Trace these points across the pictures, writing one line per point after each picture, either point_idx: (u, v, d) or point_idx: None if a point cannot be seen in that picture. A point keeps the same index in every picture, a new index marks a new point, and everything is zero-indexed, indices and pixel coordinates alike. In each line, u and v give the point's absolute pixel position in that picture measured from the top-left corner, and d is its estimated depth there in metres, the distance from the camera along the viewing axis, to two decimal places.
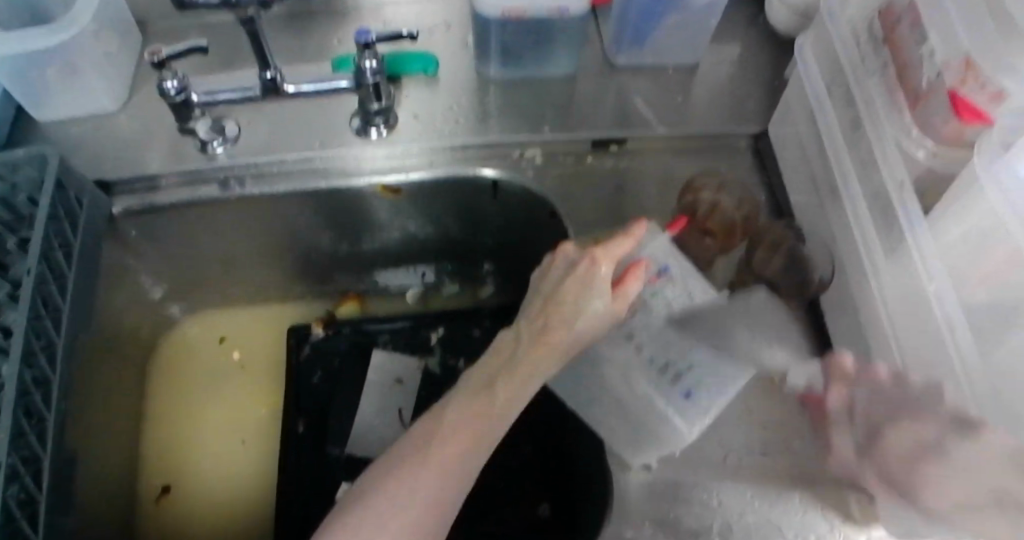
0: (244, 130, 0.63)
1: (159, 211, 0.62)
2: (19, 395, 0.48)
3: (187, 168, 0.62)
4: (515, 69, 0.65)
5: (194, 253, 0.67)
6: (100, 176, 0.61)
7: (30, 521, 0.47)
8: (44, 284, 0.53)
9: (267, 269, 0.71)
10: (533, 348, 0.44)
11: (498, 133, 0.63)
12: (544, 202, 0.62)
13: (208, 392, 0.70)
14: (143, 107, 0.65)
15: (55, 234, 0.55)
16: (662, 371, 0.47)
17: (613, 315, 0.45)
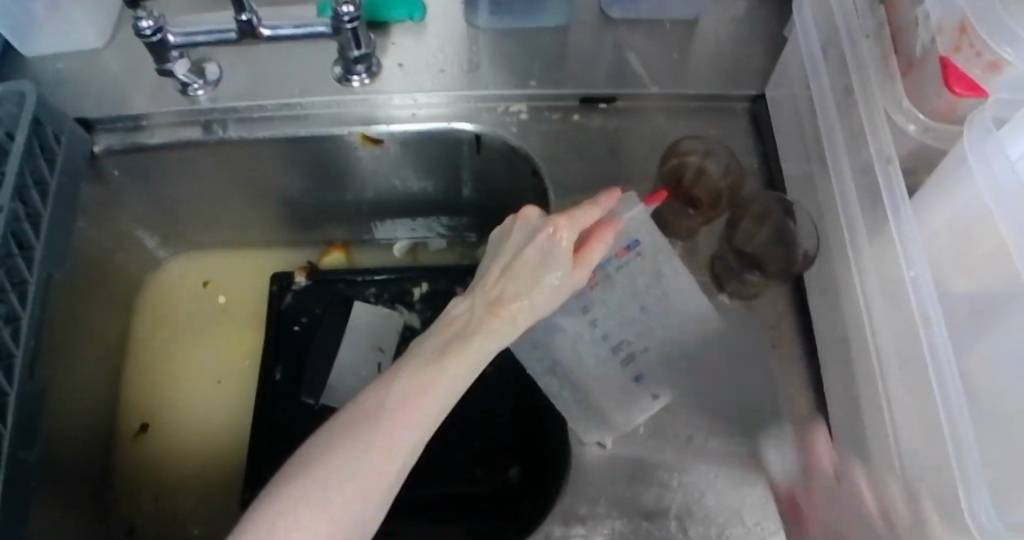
0: (226, 73, 0.61)
1: (140, 151, 0.62)
2: None
3: (169, 111, 0.61)
4: (504, 18, 0.61)
5: (178, 196, 0.67)
6: (80, 115, 0.61)
7: None
8: (18, 223, 0.54)
9: (253, 217, 0.70)
10: (485, 316, 0.43)
11: (483, 86, 0.60)
12: (526, 159, 0.59)
13: (191, 336, 0.71)
14: (128, 46, 0.64)
15: (32, 172, 0.56)
16: (615, 351, 0.50)
17: (572, 288, 0.44)
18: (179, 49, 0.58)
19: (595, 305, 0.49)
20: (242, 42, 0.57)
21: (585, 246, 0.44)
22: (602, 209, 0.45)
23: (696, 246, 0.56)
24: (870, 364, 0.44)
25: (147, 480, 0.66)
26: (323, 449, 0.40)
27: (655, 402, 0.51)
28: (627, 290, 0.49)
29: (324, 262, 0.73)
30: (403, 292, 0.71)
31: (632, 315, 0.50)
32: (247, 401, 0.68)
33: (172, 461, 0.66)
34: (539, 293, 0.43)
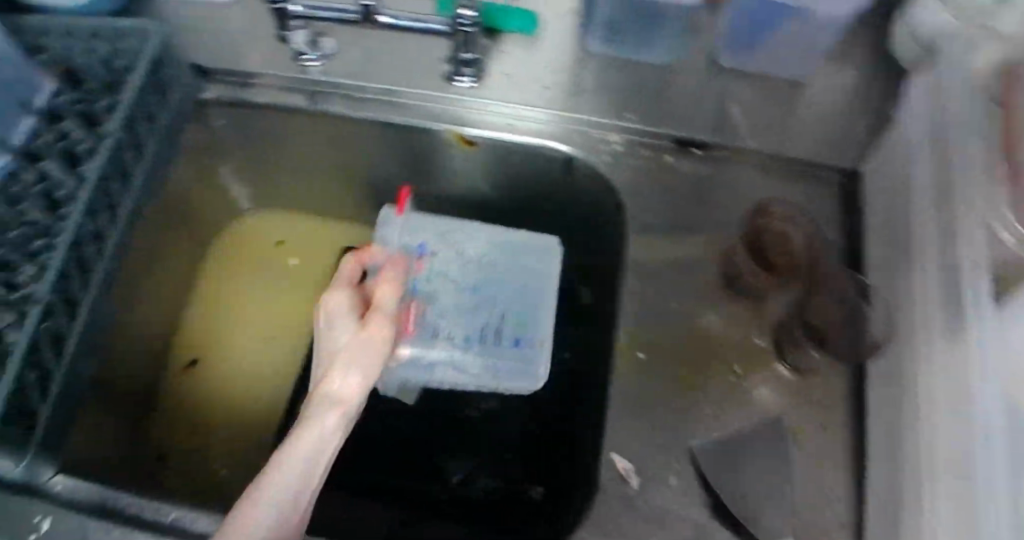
0: (341, 48, 0.63)
1: (244, 106, 0.64)
2: (73, 244, 0.54)
3: (280, 74, 0.63)
4: (616, 46, 0.62)
5: (271, 156, 0.69)
6: (197, 62, 0.64)
7: (54, 354, 0.54)
8: (122, 151, 0.57)
9: (336, 190, 0.72)
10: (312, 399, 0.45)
11: (582, 110, 0.60)
12: (613, 191, 0.59)
13: (256, 290, 0.73)
14: (252, 4, 0.67)
15: (143, 107, 0.59)
16: (485, 336, 0.60)
17: (372, 338, 0.47)
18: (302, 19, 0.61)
19: (440, 325, 0.60)
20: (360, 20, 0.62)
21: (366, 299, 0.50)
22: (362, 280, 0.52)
23: (763, 309, 0.56)
24: (921, 467, 0.43)
25: (189, 417, 0.69)
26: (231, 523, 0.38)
27: (543, 347, 0.60)
28: (450, 290, 0.61)
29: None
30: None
31: (480, 314, 0.61)
32: (292, 365, 0.71)
33: (211, 405, 0.69)
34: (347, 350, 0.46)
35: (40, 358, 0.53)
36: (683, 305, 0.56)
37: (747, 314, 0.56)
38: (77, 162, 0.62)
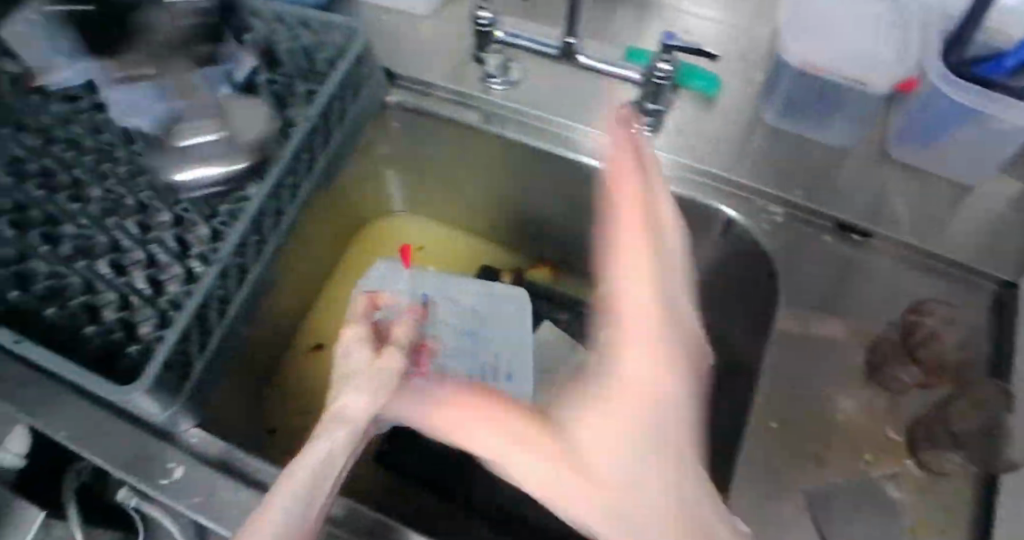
0: (526, 79, 0.66)
1: (423, 114, 0.67)
2: (257, 216, 0.57)
3: (463, 90, 0.66)
4: (793, 121, 0.63)
5: (431, 165, 0.73)
6: (391, 66, 0.68)
7: (219, 314, 0.57)
8: (315, 135, 0.61)
9: (481, 206, 0.76)
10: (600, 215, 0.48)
11: (751, 176, 0.62)
12: (766, 259, 0.60)
13: None
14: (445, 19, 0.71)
15: (339, 99, 0.62)
16: (482, 371, 0.67)
17: (379, 370, 0.48)
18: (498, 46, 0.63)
19: (450, 368, 0.66)
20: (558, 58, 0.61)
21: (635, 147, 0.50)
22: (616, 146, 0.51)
23: (900, 404, 0.56)
24: None
25: (308, 396, 0.72)
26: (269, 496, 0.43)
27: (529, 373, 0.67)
28: (451, 333, 0.69)
29: (526, 273, 0.78)
30: (586, 327, 0.74)
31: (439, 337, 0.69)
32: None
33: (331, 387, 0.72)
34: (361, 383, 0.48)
35: (207, 315, 0.55)
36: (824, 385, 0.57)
37: (879, 406, 0.56)
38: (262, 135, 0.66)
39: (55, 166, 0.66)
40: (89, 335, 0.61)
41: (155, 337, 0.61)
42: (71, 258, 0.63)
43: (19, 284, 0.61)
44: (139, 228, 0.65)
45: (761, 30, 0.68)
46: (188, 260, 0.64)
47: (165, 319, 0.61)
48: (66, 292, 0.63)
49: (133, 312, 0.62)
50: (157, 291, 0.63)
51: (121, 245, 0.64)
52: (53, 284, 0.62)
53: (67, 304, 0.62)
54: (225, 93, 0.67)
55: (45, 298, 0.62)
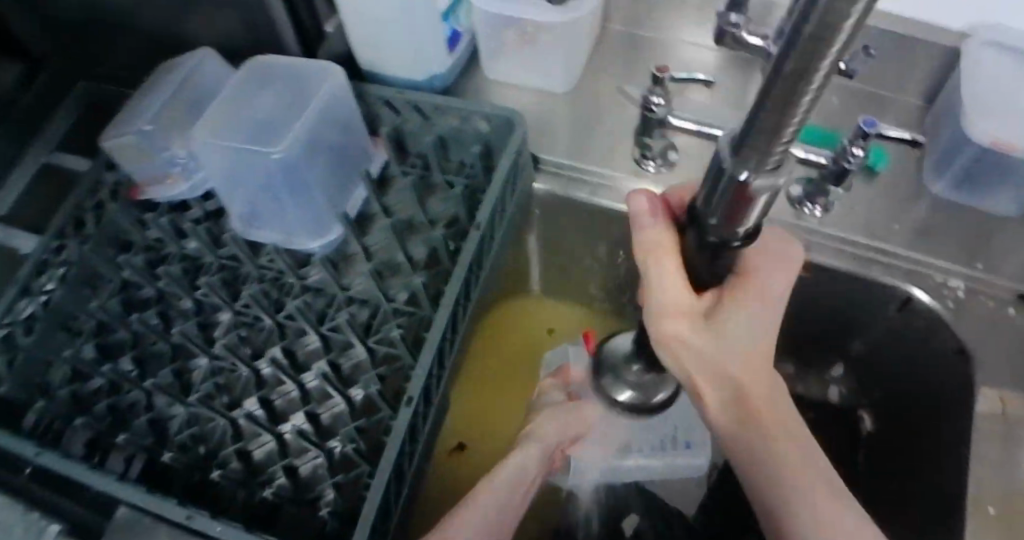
0: (682, 159, 0.67)
1: (570, 201, 0.68)
2: (439, 350, 0.57)
3: (611, 171, 0.67)
4: (963, 192, 0.63)
5: (569, 250, 0.74)
6: (537, 150, 0.68)
7: (409, 455, 0.55)
8: (486, 241, 0.63)
9: (616, 288, 0.76)
10: (654, 320, 0.46)
11: (928, 252, 0.61)
12: (951, 335, 0.60)
13: (527, 371, 0.76)
14: (584, 99, 0.72)
15: (501, 201, 0.64)
16: (664, 445, 0.68)
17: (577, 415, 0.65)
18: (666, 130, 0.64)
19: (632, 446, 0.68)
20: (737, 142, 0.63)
21: (747, 270, 0.48)
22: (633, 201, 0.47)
23: None
24: None
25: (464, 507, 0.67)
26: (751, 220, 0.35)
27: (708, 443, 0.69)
28: None
29: None
30: None
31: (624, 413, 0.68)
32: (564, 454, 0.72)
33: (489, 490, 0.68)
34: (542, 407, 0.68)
35: (403, 462, 0.54)
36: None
37: None
38: (405, 235, 0.65)
39: (178, 290, 0.63)
40: (256, 489, 0.56)
41: (332, 487, 0.55)
42: (210, 398, 0.59)
43: (159, 443, 0.57)
44: (287, 359, 0.60)
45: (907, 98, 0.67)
46: (350, 389, 0.59)
47: (341, 464, 0.56)
48: (214, 442, 0.58)
49: (294, 456, 0.58)
50: (324, 431, 0.59)
51: (265, 378, 0.61)
52: (198, 430, 0.58)
53: (220, 460, 0.57)
54: (361, 195, 0.67)
55: (186, 450, 0.57)
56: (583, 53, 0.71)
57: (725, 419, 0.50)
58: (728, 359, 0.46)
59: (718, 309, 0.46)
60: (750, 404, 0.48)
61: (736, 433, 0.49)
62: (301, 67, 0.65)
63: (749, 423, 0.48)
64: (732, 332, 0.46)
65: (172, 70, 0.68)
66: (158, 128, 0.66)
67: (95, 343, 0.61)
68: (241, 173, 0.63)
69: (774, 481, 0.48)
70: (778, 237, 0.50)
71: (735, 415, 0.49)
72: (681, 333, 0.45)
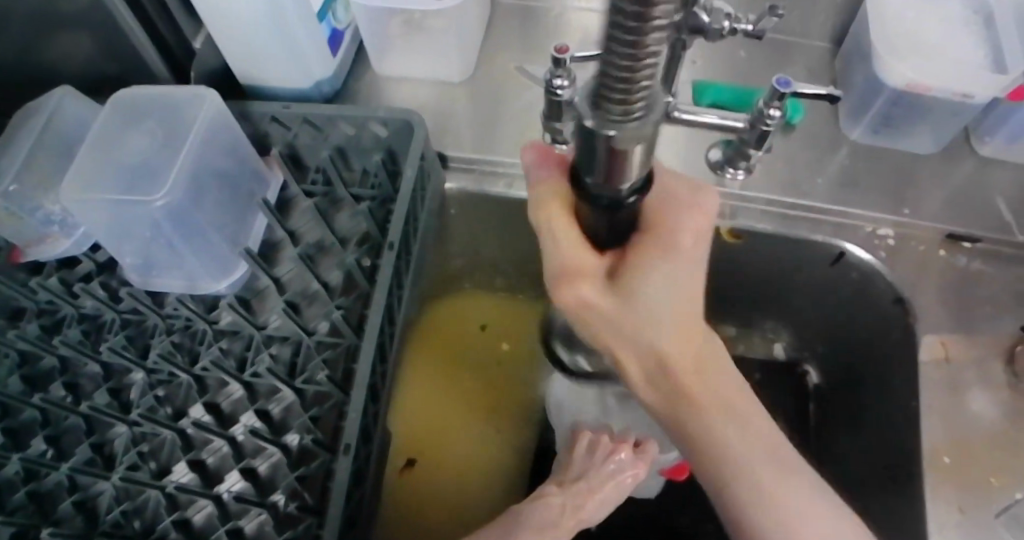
0: None
1: (485, 198, 0.65)
2: (370, 390, 0.54)
3: (520, 161, 0.65)
4: (882, 137, 0.62)
5: (491, 243, 0.72)
6: (442, 149, 0.65)
7: (356, 505, 0.52)
8: (402, 259, 0.59)
9: (546, 273, 0.75)
10: (558, 283, 0.40)
11: (852, 203, 0.61)
12: (888, 286, 0.60)
13: (468, 375, 0.74)
14: (482, 84, 0.68)
15: (415, 208, 0.61)
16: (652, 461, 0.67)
17: (620, 488, 0.60)
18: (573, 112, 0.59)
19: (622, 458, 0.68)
20: None
21: (656, 218, 0.40)
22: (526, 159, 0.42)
23: None
24: None
25: (420, 524, 0.67)
26: (625, 151, 0.31)
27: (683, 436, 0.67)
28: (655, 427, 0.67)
29: None
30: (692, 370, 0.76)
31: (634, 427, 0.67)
32: (522, 451, 0.71)
33: (444, 501, 0.68)
34: (597, 479, 0.60)
35: (353, 510, 0.52)
36: (973, 383, 0.56)
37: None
38: (316, 261, 0.62)
39: (79, 356, 0.60)
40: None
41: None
42: (137, 467, 0.58)
43: (90, 523, 0.56)
44: (212, 416, 0.59)
45: (808, 48, 0.69)
46: (284, 436, 0.58)
47: (286, 520, 0.55)
48: (148, 516, 0.57)
49: (238, 518, 0.56)
50: (264, 485, 0.57)
51: (190, 437, 0.59)
52: (128, 506, 0.57)
53: (159, 533, 0.56)
54: (262, 225, 0.63)
55: (120, 526, 0.56)
56: (473, 38, 0.67)
57: (646, 381, 0.46)
58: (644, 333, 0.41)
59: (630, 265, 0.39)
60: (670, 371, 0.44)
61: (670, 393, 0.45)
62: (175, 100, 0.60)
63: (669, 386, 0.45)
64: (647, 303, 0.40)
65: (30, 113, 0.63)
66: (24, 187, 0.62)
67: (1, 429, 0.58)
68: (121, 225, 0.58)
69: (697, 425, 0.46)
70: (683, 180, 0.41)
71: (661, 379, 0.44)
72: (584, 298, 0.40)
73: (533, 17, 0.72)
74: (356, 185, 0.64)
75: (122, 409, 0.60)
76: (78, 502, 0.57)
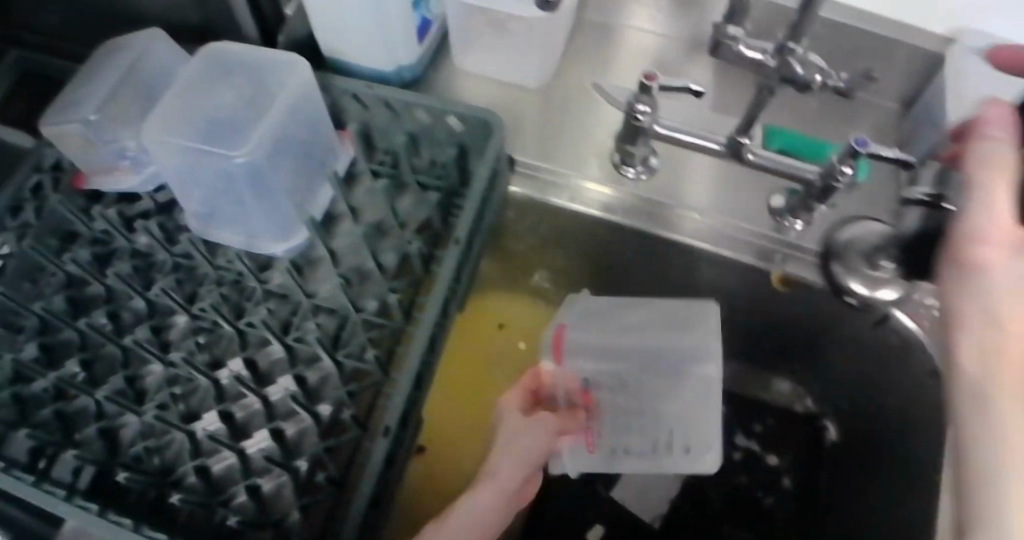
0: (663, 165, 0.67)
1: (546, 206, 0.67)
2: (417, 378, 0.56)
3: (588, 176, 0.66)
4: None
5: (541, 249, 0.74)
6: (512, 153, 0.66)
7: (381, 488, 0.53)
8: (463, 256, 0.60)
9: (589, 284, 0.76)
10: (960, 238, 0.42)
11: None
12: (926, 359, 0.61)
13: (493, 369, 0.74)
14: (559, 93, 0.70)
15: (481, 205, 0.62)
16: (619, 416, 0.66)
17: (528, 435, 0.59)
18: (648, 138, 0.62)
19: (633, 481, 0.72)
20: (721, 156, 0.63)
21: None
22: (984, 112, 0.46)
23: None
24: None
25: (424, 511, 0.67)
26: None
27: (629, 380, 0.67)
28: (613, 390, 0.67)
29: None
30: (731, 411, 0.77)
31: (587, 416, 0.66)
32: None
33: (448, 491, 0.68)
34: (506, 442, 0.58)
35: (381, 491, 0.53)
36: None
37: None
38: (376, 241, 0.63)
39: (127, 289, 0.62)
40: (216, 509, 0.56)
41: (298, 510, 0.55)
42: (166, 408, 0.59)
43: (112, 454, 0.57)
44: (249, 372, 0.60)
45: (878, 112, 0.70)
46: (318, 405, 0.59)
47: (308, 486, 0.56)
48: (169, 457, 0.58)
49: (258, 476, 0.57)
50: (289, 449, 0.58)
51: (223, 389, 0.60)
52: (153, 444, 0.58)
53: (177, 477, 0.57)
54: (327, 195, 0.64)
55: (140, 462, 0.58)
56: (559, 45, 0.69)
57: (974, 376, 0.38)
58: (1010, 302, 0.39)
59: None
60: (1005, 366, 0.38)
61: (980, 397, 0.38)
62: (265, 62, 0.62)
63: (994, 387, 0.37)
64: None
65: (119, 49, 0.66)
66: (103, 118, 0.65)
67: (39, 344, 0.60)
68: (194, 172, 0.61)
69: (997, 446, 0.36)
70: None
71: (992, 370, 0.38)
72: (997, 255, 0.40)
73: (617, 36, 0.73)
74: (423, 172, 0.66)
75: (161, 348, 0.61)
76: (102, 431, 0.58)
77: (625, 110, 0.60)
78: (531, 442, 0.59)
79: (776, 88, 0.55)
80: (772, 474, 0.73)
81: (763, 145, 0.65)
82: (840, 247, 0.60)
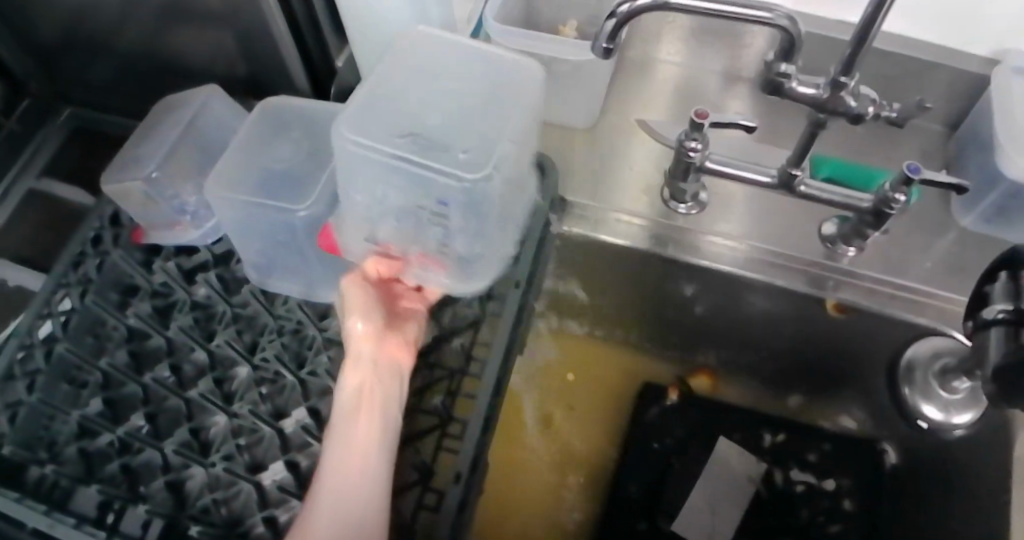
0: (711, 200, 0.70)
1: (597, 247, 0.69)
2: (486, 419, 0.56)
3: (636, 215, 0.69)
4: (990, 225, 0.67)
5: (594, 297, 0.77)
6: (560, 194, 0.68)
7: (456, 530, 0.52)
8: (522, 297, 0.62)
9: (640, 326, 0.79)
10: None
11: (947, 287, 0.65)
12: None
13: (549, 412, 0.77)
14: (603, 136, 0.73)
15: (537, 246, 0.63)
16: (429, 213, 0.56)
17: (367, 307, 0.61)
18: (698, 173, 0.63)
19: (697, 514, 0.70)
20: (773, 189, 0.63)
21: None
22: None
23: None
24: None
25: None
26: None
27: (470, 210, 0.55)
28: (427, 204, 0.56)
29: (695, 384, 0.80)
30: (789, 447, 0.75)
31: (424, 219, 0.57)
32: (578, 484, 0.74)
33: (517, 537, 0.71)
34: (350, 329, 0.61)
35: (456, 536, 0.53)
36: None
37: None
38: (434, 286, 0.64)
39: (189, 342, 0.63)
40: None
41: None
42: (232, 458, 0.59)
43: (179, 507, 0.57)
44: (314, 420, 0.61)
45: (919, 136, 0.71)
46: None
47: None
48: (236, 507, 0.58)
49: None
50: None
51: (287, 437, 0.60)
52: (220, 495, 0.58)
53: (245, 528, 0.57)
54: None
55: (207, 514, 0.57)
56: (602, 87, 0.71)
57: None
58: None
59: None
60: None
61: None
62: (321, 117, 0.64)
63: None
64: None
65: (177, 106, 0.69)
66: (164, 174, 0.68)
67: (103, 398, 0.60)
68: (254, 225, 0.63)
69: None
70: None
71: None
72: None
73: (657, 74, 0.76)
74: None
75: (223, 400, 0.62)
76: (169, 484, 0.58)
77: (676, 146, 0.61)
78: (367, 307, 0.61)
79: (829, 121, 0.56)
80: (832, 500, 0.71)
81: (811, 174, 0.66)
82: (912, 371, 0.66)
